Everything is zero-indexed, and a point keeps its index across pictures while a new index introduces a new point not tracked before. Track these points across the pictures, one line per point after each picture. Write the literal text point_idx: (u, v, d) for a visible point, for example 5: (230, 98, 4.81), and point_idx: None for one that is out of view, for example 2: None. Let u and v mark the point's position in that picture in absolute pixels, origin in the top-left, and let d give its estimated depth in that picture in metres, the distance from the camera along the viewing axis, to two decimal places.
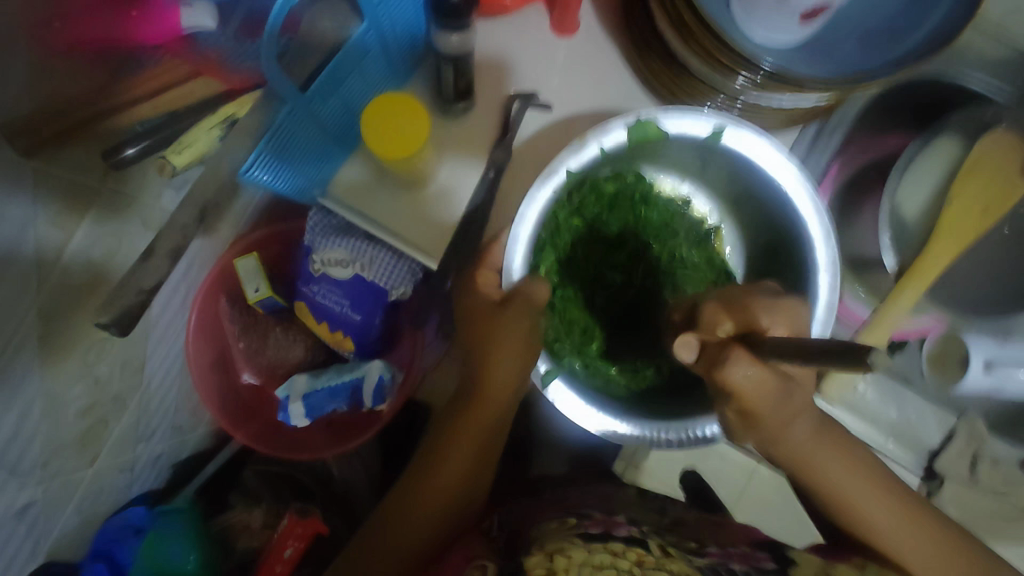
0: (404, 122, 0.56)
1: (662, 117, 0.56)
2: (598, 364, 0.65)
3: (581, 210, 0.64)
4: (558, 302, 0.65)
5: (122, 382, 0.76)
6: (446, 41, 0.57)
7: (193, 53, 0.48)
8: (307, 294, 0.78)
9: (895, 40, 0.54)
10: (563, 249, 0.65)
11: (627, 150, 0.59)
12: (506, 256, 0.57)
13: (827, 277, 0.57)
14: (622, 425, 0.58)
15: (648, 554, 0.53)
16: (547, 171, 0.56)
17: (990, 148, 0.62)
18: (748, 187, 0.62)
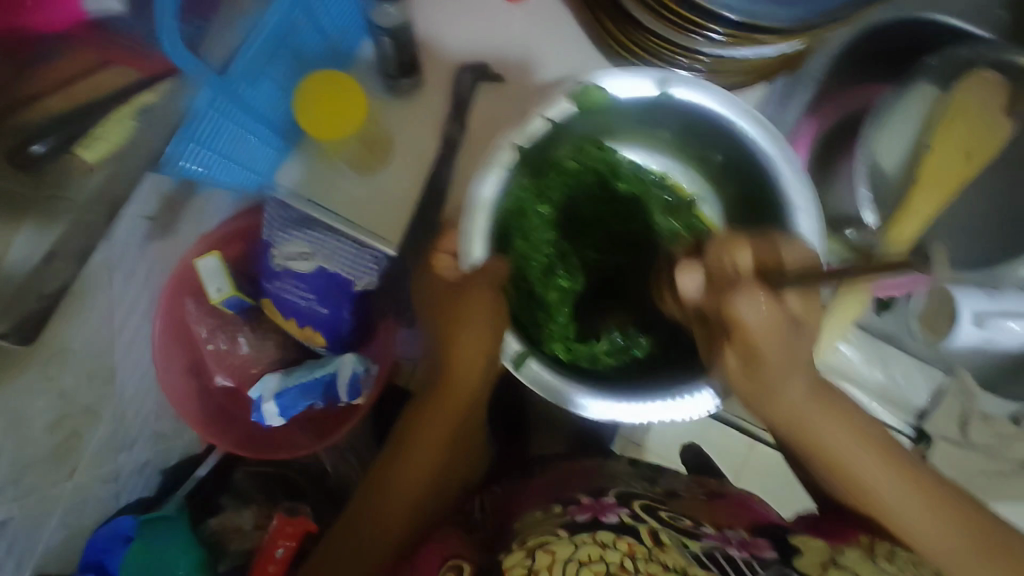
0: (333, 95, 0.53)
1: (603, 77, 0.51)
2: (583, 347, 0.59)
3: (544, 191, 0.58)
4: (540, 289, 0.59)
5: (92, 393, 0.75)
6: (385, 13, 0.54)
7: (105, 41, 0.43)
8: (272, 291, 0.75)
9: None
10: (533, 234, 0.59)
11: (577, 124, 0.55)
12: (461, 236, 0.52)
13: (811, 222, 0.51)
14: (610, 406, 0.52)
15: (640, 544, 0.46)
16: (490, 157, 0.51)
17: (971, 93, 0.59)
18: (713, 141, 0.56)
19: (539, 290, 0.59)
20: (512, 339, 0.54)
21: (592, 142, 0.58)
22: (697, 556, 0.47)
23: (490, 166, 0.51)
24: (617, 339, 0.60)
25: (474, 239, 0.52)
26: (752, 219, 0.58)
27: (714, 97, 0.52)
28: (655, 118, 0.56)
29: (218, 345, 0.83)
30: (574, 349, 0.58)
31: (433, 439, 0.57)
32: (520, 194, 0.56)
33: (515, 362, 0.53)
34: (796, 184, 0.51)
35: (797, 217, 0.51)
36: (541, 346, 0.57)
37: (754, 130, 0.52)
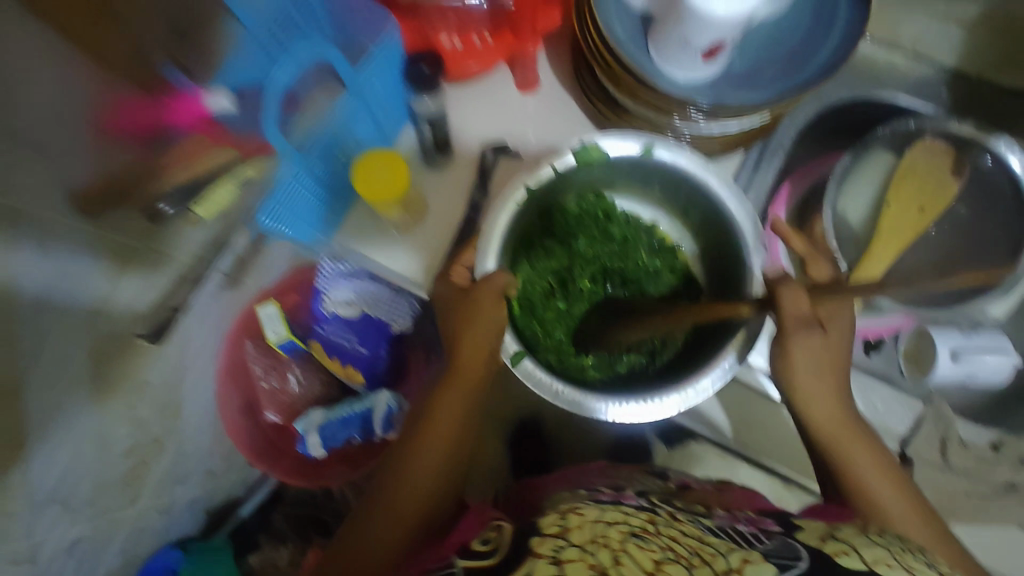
0: (387, 168, 0.66)
1: (600, 138, 0.63)
2: (573, 358, 0.67)
3: (550, 228, 0.69)
4: (539, 308, 0.68)
5: (161, 424, 0.85)
6: (423, 104, 0.68)
7: (217, 131, 0.63)
8: (319, 333, 0.85)
9: (807, 54, 0.59)
10: (539, 265, 0.70)
11: (579, 175, 0.66)
12: (478, 252, 0.61)
13: (759, 259, 0.62)
14: (604, 407, 0.57)
15: (658, 516, 0.51)
16: (505, 196, 0.61)
17: (920, 157, 0.68)
18: (691, 197, 0.66)
19: (538, 308, 0.68)
20: (511, 342, 0.60)
21: (592, 191, 0.69)
22: (710, 530, 0.50)
23: (504, 204, 0.61)
24: (604, 355, 0.68)
25: (488, 252, 0.62)
26: (717, 261, 0.68)
27: (684, 156, 0.63)
28: (642, 175, 0.67)
29: (270, 384, 0.94)
30: (563, 360, 0.67)
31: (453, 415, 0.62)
32: (528, 227, 0.67)
33: (512, 359, 0.58)
34: (753, 238, 0.62)
35: (751, 257, 0.62)
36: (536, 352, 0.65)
37: (722, 191, 0.63)
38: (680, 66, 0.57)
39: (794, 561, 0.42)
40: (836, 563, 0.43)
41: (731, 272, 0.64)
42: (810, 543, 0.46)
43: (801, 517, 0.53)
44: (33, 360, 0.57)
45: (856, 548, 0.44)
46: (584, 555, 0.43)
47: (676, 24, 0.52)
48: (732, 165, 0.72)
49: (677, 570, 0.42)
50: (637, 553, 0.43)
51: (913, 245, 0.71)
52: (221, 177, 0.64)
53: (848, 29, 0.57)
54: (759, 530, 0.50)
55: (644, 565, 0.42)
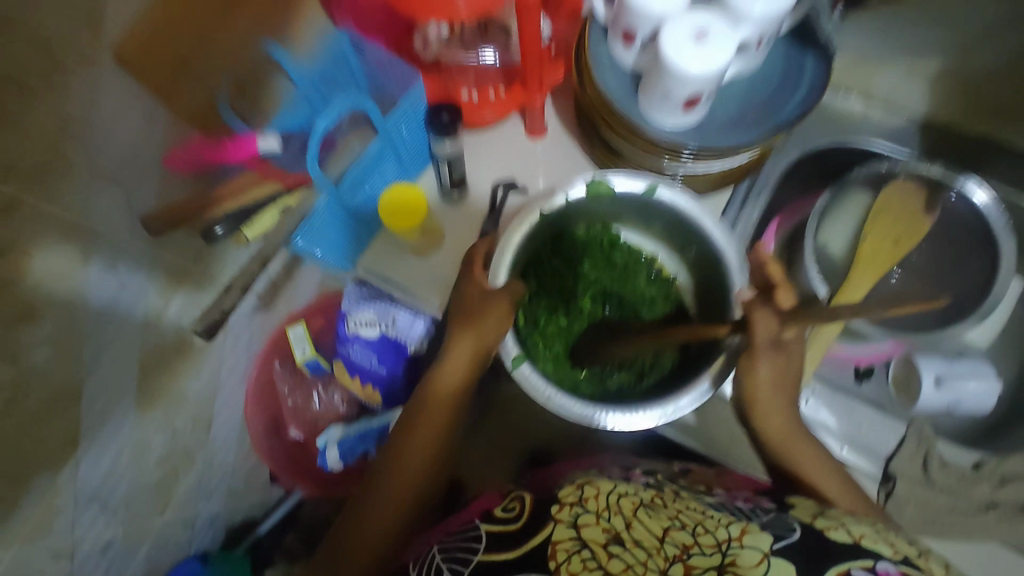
0: (407, 200, 0.75)
1: (611, 176, 0.70)
2: (566, 370, 0.75)
3: (558, 251, 0.77)
4: (544, 322, 0.77)
5: (193, 437, 0.91)
6: (442, 147, 0.74)
7: (265, 166, 0.75)
8: (344, 353, 0.93)
9: (779, 104, 0.67)
10: (545, 283, 0.78)
11: (587, 206, 0.73)
12: (494, 263, 0.70)
13: (740, 287, 0.66)
14: (590, 413, 0.63)
15: (664, 492, 0.57)
16: (520, 218, 0.69)
17: (892, 195, 0.75)
18: (685, 233, 0.73)
19: (542, 322, 0.77)
20: (512, 346, 0.66)
21: (600, 221, 0.78)
22: (711, 503, 0.56)
23: (524, 220, 0.69)
24: (598, 370, 0.75)
25: (501, 266, 0.70)
26: (705, 291, 0.74)
27: (679, 193, 0.70)
28: (645, 213, 0.75)
29: (296, 401, 1.02)
30: (561, 370, 0.74)
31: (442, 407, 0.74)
32: (538, 249, 0.76)
33: (512, 362, 0.65)
34: (739, 272, 0.67)
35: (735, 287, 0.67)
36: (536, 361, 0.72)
37: (713, 227, 0.69)
38: (665, 115, 0.66)
39: (787, 532, 0.48)
40: (825, 536, 0.48)
41: (719, 303, 0.70)
42: (804, 519, 0.51)
43: (797, 495, 0.58)
44: (96, 365, 0.65)
45: (846, 525, 0.49)
46: (600, 521, 0.52)
47: (659, 80, 0.61)
48: (720, 201, 0.80)
49: (683, 534, 0.49)
50: (647, 521, 0.51)
51: (887, 283, 0.79)
52: (268, 203, 0.74)
53: (812, 85, 0.65)
54: (756, 506, 0.55)
55: (653, 531, 0.50)
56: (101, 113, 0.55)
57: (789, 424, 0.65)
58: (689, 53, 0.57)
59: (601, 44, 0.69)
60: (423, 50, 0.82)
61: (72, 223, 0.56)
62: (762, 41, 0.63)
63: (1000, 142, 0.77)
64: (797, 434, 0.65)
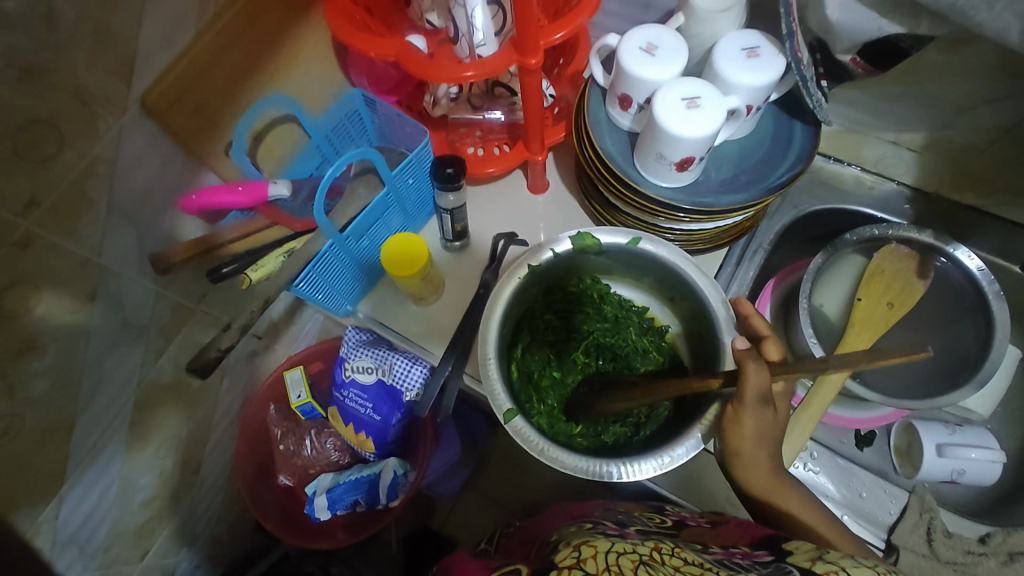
0: (412, 250, 0.74)
1: (596, 231, 0.75)
2: (562, 425, 0.77)
3: (552, 304, 0.82)
4: (536, 377, 0.80)
5: (180, 479, 0.93)
6: (445, 198, 0.77)
7: (274, 212, 0.74)
8: (338, 399, 0.92)
9: (771, 168, 0.69)
10: (537, 336, 0.82)
11: (574, 260, 0.78)
12: (482, 319, 0.71)
13: (729, 336, 0.70)
14: (581, 464, 0.65)
15: (664, 545, 0.56)
16: (509, 271, 0.73)
17: (888, 259, 0.76)
18: (673, 283, 0.78)
19: (535, 375, 0.80)
20: (507, 400, 0.68)
21: (590, 276, 0.84)
22: (710, 560, 0.53)
23: (511, 275, 0.73)
24: (592, 426, 0.77)
25: (489, 334, 0.71)
26: (700, 341, 0.77)
27: (669, 249, 0.73)
28: (630, 267, 0.80)
29: (287, 446, 0.98)
30: (554, 425, 0.77)
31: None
32: (531, 302, 0.81)
33: (505, 416, 0.67)
34: (726, 322, 0.70)
35: (723, 338, 0.69)
36: (530, 416, 0.74)
37: (703, 281, 0.73)
38: (660, 175, 0.68)
39: None
40: None
41: (710, 353, 0.73)
42: (802, 564, 0.49)
43: (794, 541, 0.55)
44: (89, 400, 0.69)
45: (846, 569, 0.46)
46: None
47: (653, 141, 0.64)
48: (718, 258, 0.81)
49: None
50: None
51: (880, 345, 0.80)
52: (274, 249, 0.73)
53: (800, 153, 0.69)
54: (754, 562, 0.53)
55: None
56: (123, 165, 0.60)
57: (778, 483, 0.64)
58: (679, 118, 0.60)
59: (600, 106, 0.73)
60: (433, 107, 0.83)
61: (83, 262, 0.60)
62: (753, 107, 0.66)
63: (986, 214, 0.80)
64: (791, 497, 0.64)
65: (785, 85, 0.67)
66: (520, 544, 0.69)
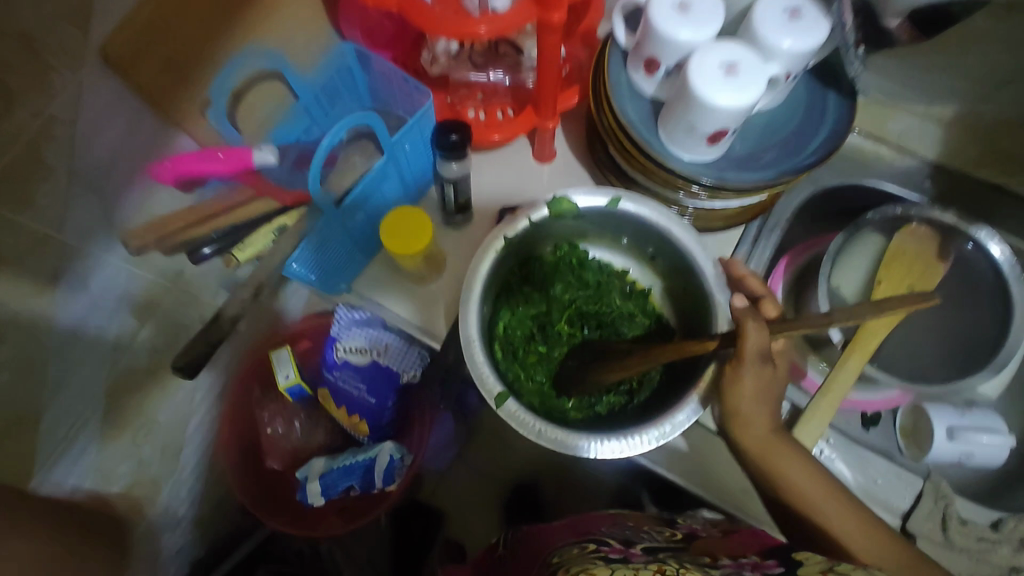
0: (416, 226, 0.68)
1: (572, 193, 0.66)
2: (554, 401, 0.69)
3: (528, 276, 0.72)
4: (521, 351, 0.71)
5: (160, 466, 0.87)
6: (448, 168, 0.70)
7: (261, 182, 0.65)
8: (329, 379, 0.86)
9: (801, 143, 0.65)
10: (514, 312, 0.71)
11: (550, 226, 0.69)
12: (463, 298, 0.64)
13: (722, 296, 0.63)
14: (581, 441, 0.60)
15: (669, 566, 0.53)
16: (484, 245, 0.65)
17: (908, 239, 0.73)
18: (655, 242, 0.69)
19: (519, 354, 0.71)
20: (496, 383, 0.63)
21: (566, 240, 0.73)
22: None
23: (486, 250, 0.65)
24: (586, 397, 0.70)
25: (472, 308, 0.64)
26: (689, 303, 0.69)
27: (652, 207, 0.66)
28: (611, 226, 0.70)
29: (275, 428, 0.93)
30: (546, 402, 0.68)
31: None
32: (507, 276, 0.70)
33: (496, 401, 0.61)
34: (715, 281, 0.64)
35: (716, 296, 0.63)
36: (520, 395, 0.66)
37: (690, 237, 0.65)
38: (685, 147, 0.63)
39: None
40: None
41: (703, 316, 0.66)
42: None
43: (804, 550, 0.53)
44: None
45: None
46: None
47: (683, 109, 0.58)
48: (735, 235, 0.77)
49: None
50: None
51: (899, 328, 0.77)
52: (263, 224, 0.64)
53: (834, 127, 0.64)
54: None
55: None
56: None
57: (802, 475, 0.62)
58: (716, 87, 0.55)
59: (621, 69, 0.66)
60: (431, 65, 0.77)
61: None
62: (791, 74, 0.61)
63: (1009, 192, 0.77)
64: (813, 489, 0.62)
65: (824, 51, 0.61)
66: (527, 557, 0.67)
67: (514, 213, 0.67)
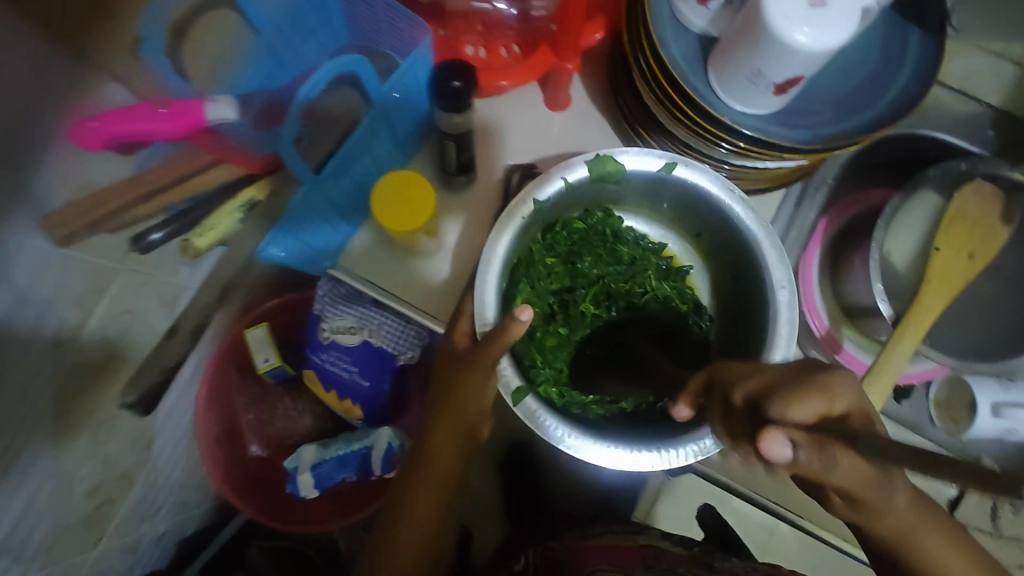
0: (415, 194, 0.57)
1: (618, 153, 0.56)
2: (574, 393, 0.60)
3: (553, 246, 0.62)
4: (539, 335, 0.62)
5: (130, 459, 0.77)
6: (450, 120, 0.58)
7: (215, 141, 0.55)
8: (315, 362, 0.77)
9: (877, 90, 0.55)
10: (539, 287, 0.62)
11: (588, 189, 0.59)
12: (477, 280, 0.54)
13: (785, 294, 0.55)
14: (602, 447, 0.54)
15: None
16: (508, 211, 0.55)
17: (971, 196, 0.65)
18: (703, 216, 0.60)
19: (537, 335, 0.62)
20: (514, 374, 0.55)
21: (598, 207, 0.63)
22: None
23: (510, 217, 0.55)
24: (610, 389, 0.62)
25: (487, 293, 0.55)
26: (737, 289, 0.62)
27: (710, 177, 0.56)
28: (654, 193, 0.61)
29: (259, 414, 0.87)
30: (565, 395, 0.59)
31: (439, 474, 0.60)
32: (530, 245, 0.60)
33: (513, 397, 0.53)
34: (778, 272, 0.55)
35: (776, 291, 0.55)
36: (537, 384, 0.57)
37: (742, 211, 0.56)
38: (743, 97, 0.52)
39: None
40: None
41: (750, 307, 0.58)
42: None
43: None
44: None
45: None
46: None
47: (750, 49, 0.47)
48: (773, 200, 0.67)
49: None
50: None
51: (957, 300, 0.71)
52: (225, 203, 0.60)
53: (917, 71, 0.54)
54: None
55: None
56: None
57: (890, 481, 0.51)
58: (802, 20, 0.43)
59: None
60: None
61: None
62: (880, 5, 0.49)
63: None
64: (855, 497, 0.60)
65: None
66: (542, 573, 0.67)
67: (546, 170, 0.57)
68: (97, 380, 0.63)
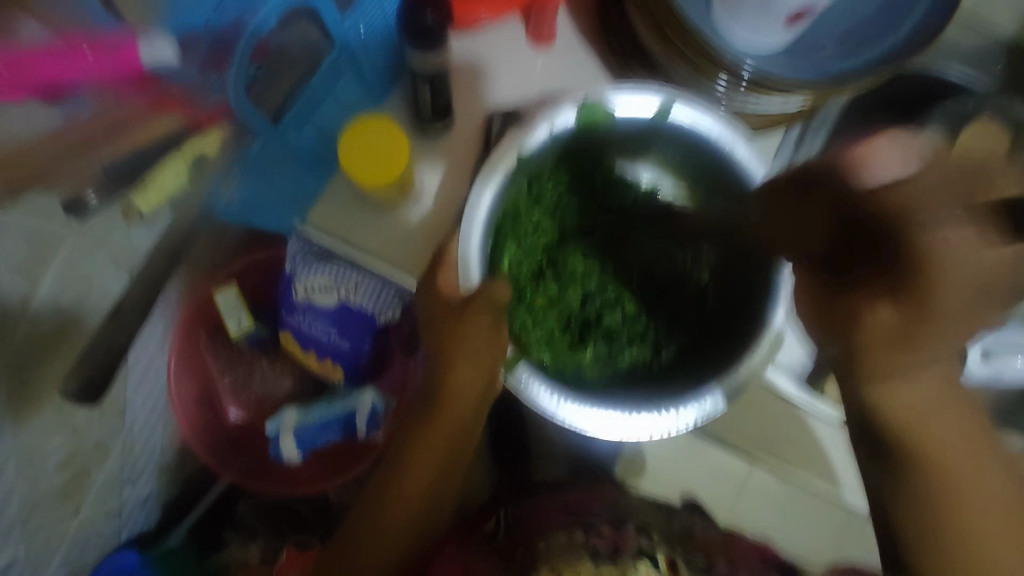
0: (387, 141, 0.53)
1: (611, 94, 0.54)
2: (568, 357, 0.57)
3: (538, 199, 0.58)
4: (527, 294, 0.58)
5: (103, 428, 0.73)
6: (424, 56, 0.52)
7: (157, 87, 0.48)
8: (292, 323, 0.73)
9: (891, 20, 0.50)
10: (523, 244, 0.58)
11: (577, 137, 0.56)
12: (461, 239, 0.52)
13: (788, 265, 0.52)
14: (598, 412, 0.53)
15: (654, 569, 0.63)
16: (491, 160, 0.53)
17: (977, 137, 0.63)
18: (697, 164, 0.57)
19: (526, 295, 0.58)
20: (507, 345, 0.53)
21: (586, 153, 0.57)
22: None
23: (495, 169, 0.53)
24: (602, 350, 0.59)
25: (470, 257, 0.52)
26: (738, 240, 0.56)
27: (708, 119, 0.53)
28: (648, 136, 0.56)
29: (234, 378, 0.82)
30: (556, 356, 0.57)
31: (432, 459, 0.56)
32: (515, 199, 0.55)
33: (505, 369, 0.51)
34: None
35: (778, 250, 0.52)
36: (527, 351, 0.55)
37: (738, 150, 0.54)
38: (749, 29, 0.47)
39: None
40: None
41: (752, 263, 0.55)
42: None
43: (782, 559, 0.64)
44: None
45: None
46: None
47: None
48: (773, 142, 0.62)
49: None
50: None
51: None
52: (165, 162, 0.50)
53: None
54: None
55: None
56: None
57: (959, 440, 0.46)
58: None
59: None
60: None
61: None
62: None
63: None
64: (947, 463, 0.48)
65: None
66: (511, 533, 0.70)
67: (533, 116, 0.54)
68: (57, 349, 0.58)
